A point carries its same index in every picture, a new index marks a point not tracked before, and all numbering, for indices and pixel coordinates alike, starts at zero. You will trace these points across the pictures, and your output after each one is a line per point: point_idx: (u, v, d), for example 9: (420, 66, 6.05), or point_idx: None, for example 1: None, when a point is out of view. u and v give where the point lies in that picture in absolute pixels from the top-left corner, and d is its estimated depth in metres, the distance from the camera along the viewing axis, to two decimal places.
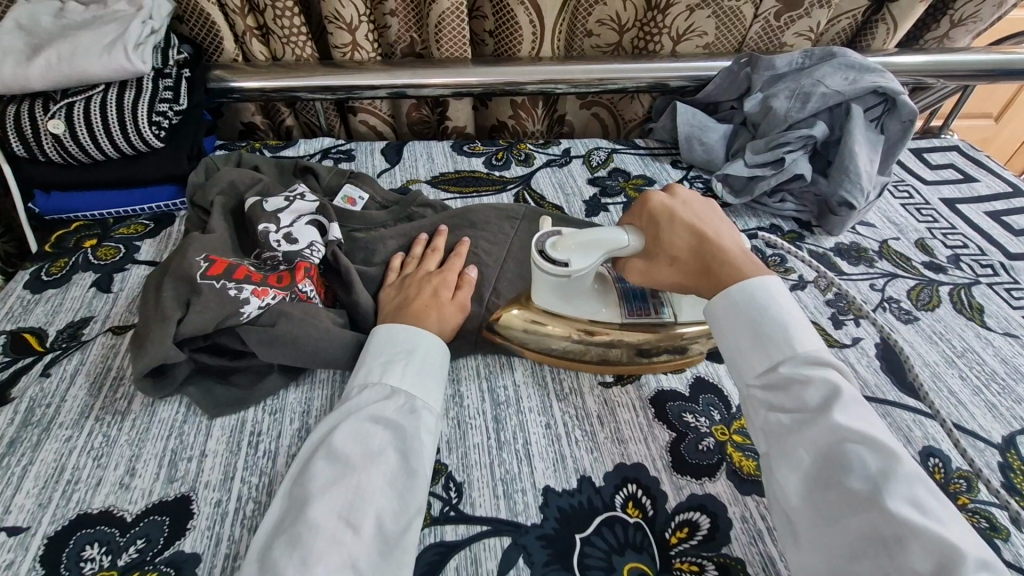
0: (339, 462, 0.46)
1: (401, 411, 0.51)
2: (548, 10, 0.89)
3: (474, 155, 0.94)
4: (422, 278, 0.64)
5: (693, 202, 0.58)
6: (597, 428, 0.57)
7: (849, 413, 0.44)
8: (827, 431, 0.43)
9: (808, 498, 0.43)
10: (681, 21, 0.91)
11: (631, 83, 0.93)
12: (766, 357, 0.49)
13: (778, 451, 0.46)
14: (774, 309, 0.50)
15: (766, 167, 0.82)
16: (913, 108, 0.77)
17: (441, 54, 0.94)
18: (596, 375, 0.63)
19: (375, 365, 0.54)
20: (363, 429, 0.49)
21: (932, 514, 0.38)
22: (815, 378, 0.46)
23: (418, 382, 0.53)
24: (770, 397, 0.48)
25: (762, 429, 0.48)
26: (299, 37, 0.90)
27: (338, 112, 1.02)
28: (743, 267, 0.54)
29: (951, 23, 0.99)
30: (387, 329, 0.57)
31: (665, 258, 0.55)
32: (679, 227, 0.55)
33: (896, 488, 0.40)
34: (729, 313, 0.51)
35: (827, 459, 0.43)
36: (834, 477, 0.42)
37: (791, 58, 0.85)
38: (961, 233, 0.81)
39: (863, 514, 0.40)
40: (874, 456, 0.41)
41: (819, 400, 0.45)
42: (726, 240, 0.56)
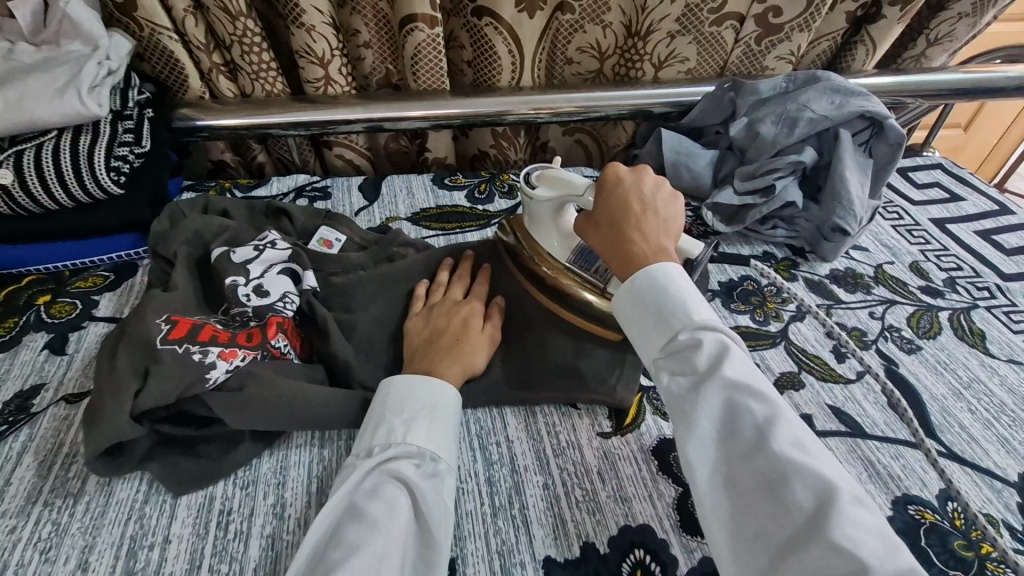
0: (359, 526, 0.42)
1: (425, 480, 0.47)
2: (527, 39, 0.87)
3: (455, 187, 0.91)
4: (450, 310, 0.62)
5: (645, 181, 0.54)
6: (598, 487, 0.53)
7: (738, 367, 0.40)
8: (721, 388, 0.39)
9: (707, 466, 0.38)
10: (662, 47, 0.90)
11: (614, 111, 0.91)
12: (665, 327, 0.44)
13: (676, 416, 0.41)
14: (674, 280, 0.46)
15: (755, 194, 0.80)
16: (901, 133, 0.76)
17: (418, 86, 0.91)
18: (595, 425, 0.59)
19: (397, 424, 0.50)
20: (386, 492, 0.45)
21: (813, 454, 0.36)
22: (707, 338, 0.42)
23: (443, 441, 0.50)
24: (668, 364, 0.43)
25: (661, 400, 0.43)
26: (269, 73, 0.87)
27: (313, 147, 0.98)
28: (652, 246, 0.49)
29: (928, 43, 0.99)
30: (406, 380, 0.53)
31: (592, 225, 0.54)
32: (610, 201, 0.53)
33: (782, 432, 0.37)
34: (630, 296, 0.47)
35: (723, 419, 0.39)
36: (728, 436, 0.38)
37: (774, 82, 0.84)
38: (955, 254, 0.80)
39: (755, 463, 0.36)
40: (761, 406, 0.38)
41: (710, 360, 0.41)
42: (654, 223, 0.51)
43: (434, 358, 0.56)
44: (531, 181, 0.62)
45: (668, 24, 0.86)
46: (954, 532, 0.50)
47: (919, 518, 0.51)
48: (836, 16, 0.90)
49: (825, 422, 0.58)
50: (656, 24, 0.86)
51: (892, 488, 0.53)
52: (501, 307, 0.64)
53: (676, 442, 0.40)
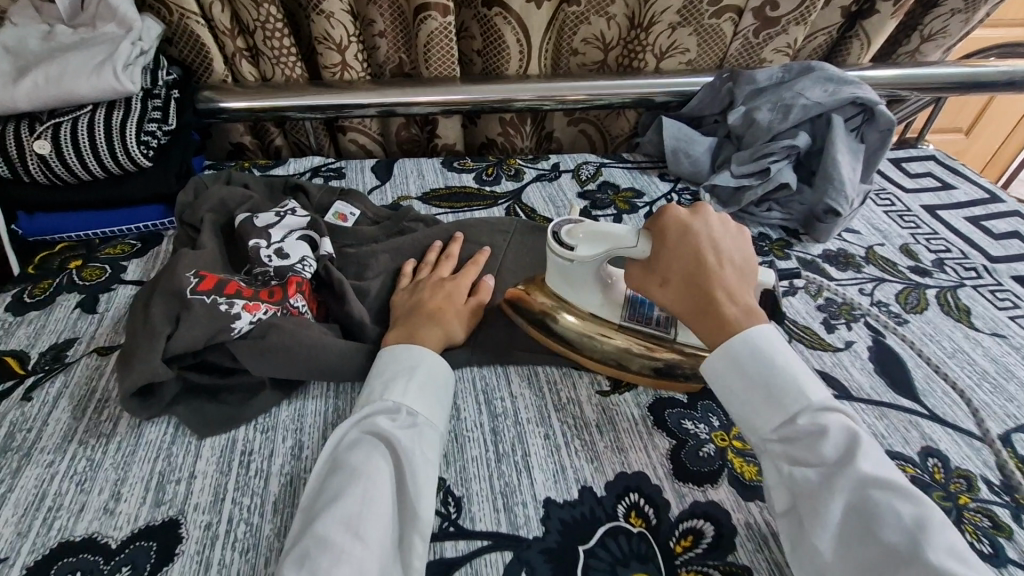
0: (341, 478, 0.46)
1: (402, 432, 0.50)
2: (535, 29, 0.91)
3: (464, 171, 0.95)
4: (436, 283, 0.65)
5: (708, 229, 0.55)
6: (596, 438, 0.56)
7: (870, 461, 0.44)
8: (854, 483, 0.42)
9: (843, 558, 0.41)
10: (664, 39, 0.93)
11: (617, 99, 0.95)
12: (782, 407, 0.47)
13: (805, 503, 0.44)
14: (782, 356, 0.49)
15: (751, 177, 0.83)
16: (890, 118, 0.78)
17: (430, 73, 0.95)
18: (594, 384, 0.62)
19: (377, 385, 0.54)
20: (363, 446, 0.48)
21: (968, 563, 0.38)
22: (834, 426, 0.45)
23: (422, 395, 0.53)
24: (789, 449, 0.46)
25: (780, 484, 0.47)
26: (289, 58, 0.91)
27: (328, 132, 1.03)
28: (740, 305, 0.52)
29: (921, 38, 1.03)
30: (390, 348, 0.57)
31: (659, 283, 0.55)
32: (680, 256, 0.54)
33: (933, 540, 0.39)
34: (728, 364, 0.50)
35: (854, 511, 0.42)
36: (865, 530, 0.41)
37: (771, 72, 0.88)
38: (944, 238, 0.83)
39: (902, 571, 0.38)
40: (902, 502, 0.41)
41: (837, 448, 0.45)
42: (729, 273, 0.54)
43: (415, 322, 0.60)
44: (562, 235, 0.59)
45: (671, 17, 0.90)
46: (933, 484, 0.53)
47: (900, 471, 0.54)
48: (832, 11, 0.94)
49: None
50: (658, 16, 0.90)
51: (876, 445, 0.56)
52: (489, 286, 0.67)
53: (807, 535, 0.44)
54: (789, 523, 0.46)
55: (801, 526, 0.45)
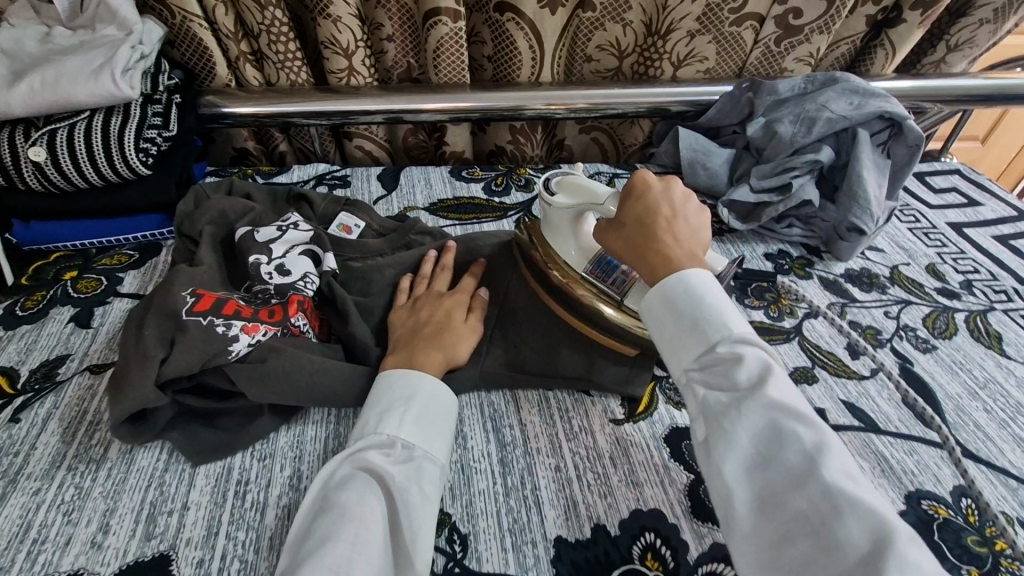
0: (330, 519, 0.43)
1: (399, 470, 0.47)
2: (547, 35, 0.88)
3: (472, 180, 0.92)
4: (433, 300, 0.61)
5: (673, 191, 0.53)
6: (610, 471, 0.54)
7: (780, 388, 0.40)
8: (764, 409, 0.39)
9: (745, 481, 0.37)
10: (682, 47, 0.90)
11: (631, 108, 0.92)
12: (703, 337, 0.43)
13: (712, 426, 0.40)
14: (719, 301, 0.45)
15: (772, 192, 0.80)
16: (920, 133, 0.75)
17: (439, 79, 0.92)
18: (608, 413, 0.59)
19: (371, 416, 0.51)
20: (355, 484, 0.45)
21: (862, 485, 0.35)
22: (752, 360, 0.41)
23: (419, 430, 0.50)
24: (705, 378, 0.42)
25: (696, 411, 0.42)
26: (294, 62, 0.88)
27: (333, 138, 1.00)
28: (684, 252, 0.49)
29: (948, 48, 0.99)
30: (384, 375, 0.53)
31: (614, 227, 0.53)
32: (637, 204, 0.52)
33: (832, 462, 0.36)
34: (659, 302, 0.47)
35: (761, 436, 0.38)
36: (769, 454, 0.38)
37: (793, 83, 0.84)
38: (972, 258, 0.80)
39: (800, 493, 0.35)
40: (805, 428, 0.37)
41: (750, 374, 0.40)
42: (681, 228, 0.51)
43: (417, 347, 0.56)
44: (550, 187, 0.62)
45: (689, 23, 0.87)
46: (968, 528, 0.50)
47: (933, 513, 0.51)
48: (857, 19, 0.90)
49: (837, 416, 0.59)
50: (676, 23, 0.86)
51: (906, 483, 0.53)
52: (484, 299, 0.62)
53: (710, 458, 0.40)
54: (700, 452, 0.41)
55: (706, 450, 0.41)
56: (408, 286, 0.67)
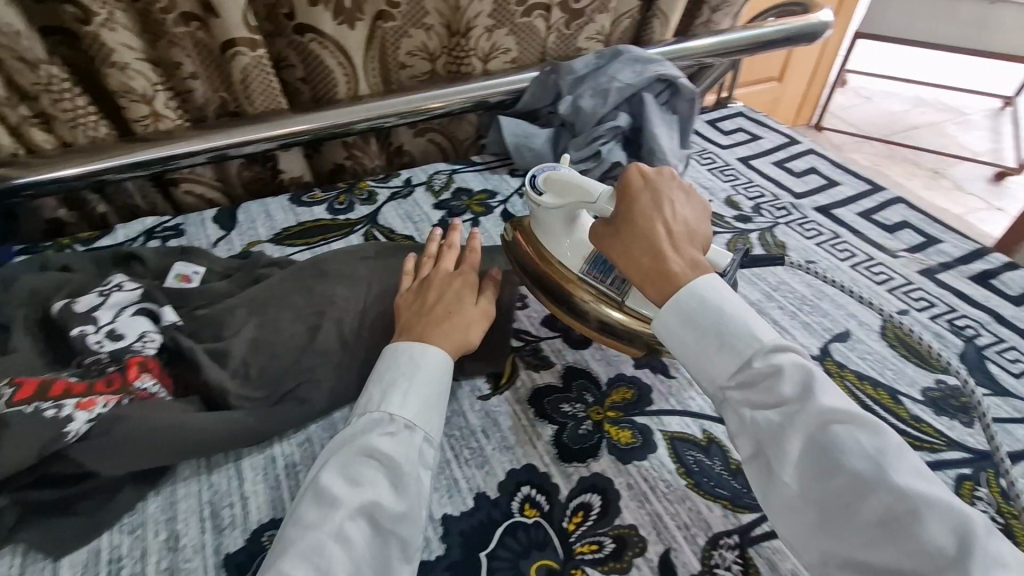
0: (299, 523, 0.44)
1: (400, 452, 0.48)
2: (354, 50, 0.90)
3: (314, 203, 0.92)
4: (443, 282, 0.63)
5: (671, 190, 0.57)
6: (483, 442, 0.58)
7: (830, 394, 0.44)
8: (815, 417, 0.43)
9: (809, 488, 0.42)
10: (484, 42, 0.96)
11: (455, 106, 0.97)
12: (735, 353, 0.47)
13: (768, 444, 0.44)
14: (729, 305, 0.49)
15: (588, 161, 0.89)
16: (692, 87, 0.88)
17: (256, 109, 0.91)
18: (475, 391, 0.63)
19: (376, 391, 0.52)
20: (361, 462, 0.47)
21: (931, 480, 0.40)
22: (791, 371, 0.45)
23: (422, 412, 0.51)
24: (745, 395, 0.46)
25: (743, 430, 0.46)
26: (89, 118, 0.83)
27: (157, 187, 0.95)
28: (687, 262, 0.53)
29: (711, 9, 1.14)
30: (406, 348, 0.55)
31: (616, 237, 0.56)
32: (636, 210, 0.55)
33: (896, 463, 0.40)
34: (676, 316, 0.50)
35: (816, 446, 0.43)
36: (828, 464, 0.42)
37: (586, 60, 0.94)
38: (758, 184, 0.94)
39: (872, 499, 0.40)
40: (863, 432, 0.42)
41: (793, 386, 0.44)
42: (672, 233, 0.54)
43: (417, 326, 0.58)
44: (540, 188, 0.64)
45: (484, 20, 0.93)
46: None
47: None
48: None
49: None
50: (472, 22, 0.92)
51: None
52: (494, 281, 0.65)
53: (774, 475, 0.44)
54: (754, 469, 0.46)
55: (765, 467, 0.45)
56: (414, 267, 0.68)
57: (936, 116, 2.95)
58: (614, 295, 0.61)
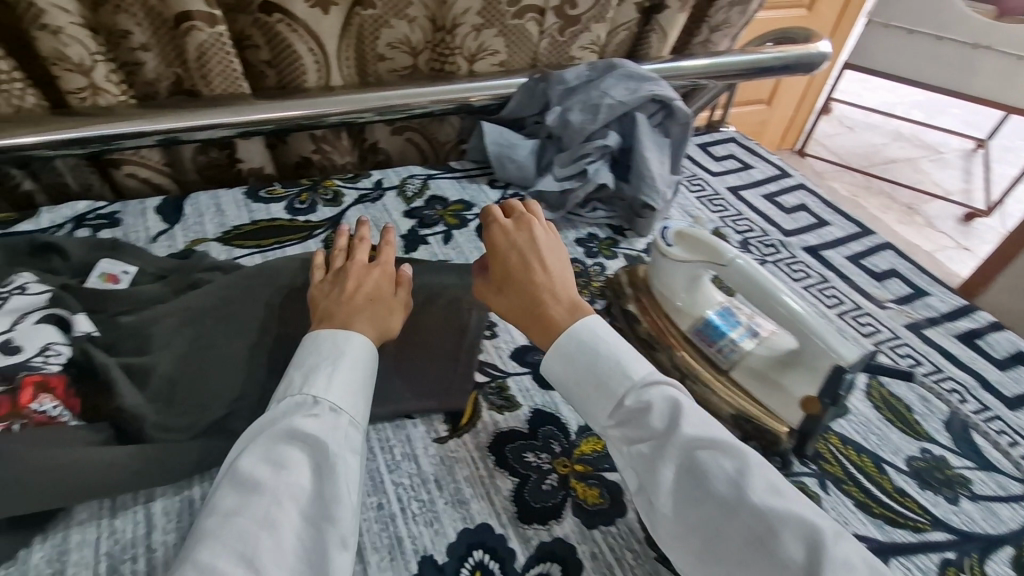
0: (240, 493, 0.43)
1: (325, 429, 0.47)
2: (327, 36, 0.82)
3: (272, 199, 0.84)
4: (360, 271, 0.63)
5: (523, 240, 0.62)
6: (435, 495, 0.52)
7: (693, 422, 0.46)
8: (681, 443, 0.45)
9: (682, 518, 0.44)
10: (471, 41, 0.89)
11: (431, 104, 0.89)
12: (612, 396, 0.50)
13: (647, 475, 0.46)
14: (604, 344, 0.53)
15: (572, 179, 0.83)
16: (686, 111, 0.83)
17: (212, 92, 0.82)
18: (430, 433, 0.57)
19: (296, 376, 0.51)
20: (282, 446, 0.46)
21: (789, 496, 0.42)
22: (659, 403, 0.48)
23: (347, 395, 0.50)
24: (625, 433, 0.49)
25: (628, 463, 0.48)
26: (14, 86, 0.73)
27: (95, 168, 0.85)
28: (563, 306, 0.57)
29: (710, 29, 1.09)
30: (314, 337, 0.54)
31: (495, 290, 0.60)
32: (496, 265, 0.61)
33: (758, 483, 0.43)
34: (561, 361, 0.54)
35: (687, 474, 0.45)
36: (698, 492, 0.44)
37: (578, 71, 0.88)
38: (748, 218, 0.90)
39: (740, 519, 0.42)
40: (727, 458, 0.44)
41: (662, 420, 0.47)
42: (544, 278, 0.59)
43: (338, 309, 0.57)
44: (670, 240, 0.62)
45: (472, 18, 0.86)
46: None
47: None
48: (627, 7, 0.96)
49: None
50: (459, 19, 0.86)
51: None
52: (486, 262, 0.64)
53: (655, 508, 0.45)
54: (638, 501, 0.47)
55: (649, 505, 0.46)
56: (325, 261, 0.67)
57: (913, 151, 2.99)
58: (720, 362, 0.59)
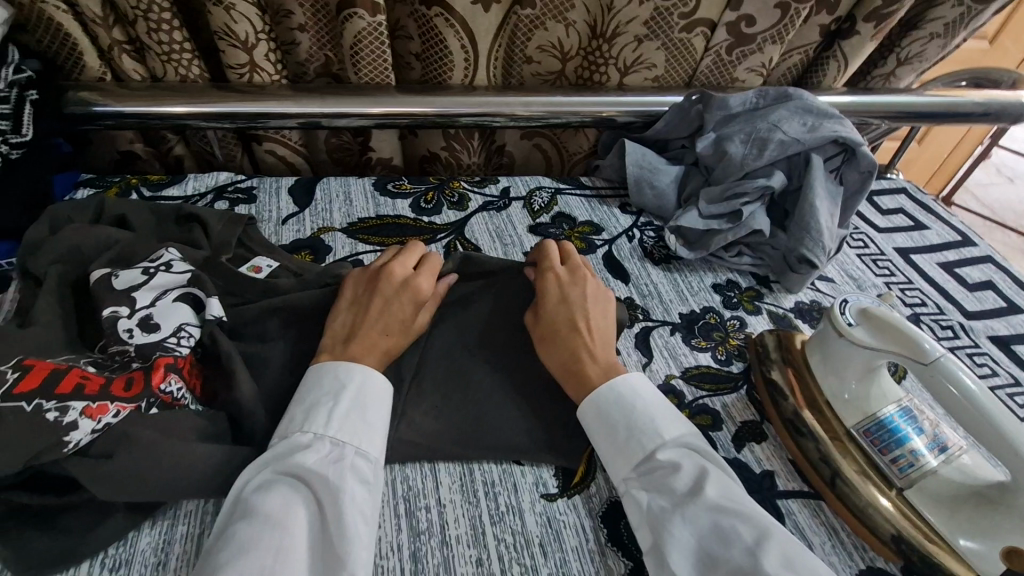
0: (251, 525, 0.41)
1: (326, 462, 0.45)
2: (481, 34, 0.78)
3: (399, 195, 0.83)
4: (377, 284, 0.57)
5: (576, 288, 0.60)
6: (539, 561, 0.47)
7: (716, 488, 0.46)
8: (705, 506, 0.44)
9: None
10: (628, 52, 0.83)
11: (576, 118, 0.84)
12: (639, 450, 0.49)
13: (660, 532, 0.45)
14: (642, 408, 0.51)
15: (722, 219, 0.75)
16: (872, 160, 0.71)
17: (359, 79, 0.81)
18: (539, 486, 0.52)
19: (297, 411, 0.49)
20: (282, 490, 0.44)
21: (805, 570, 0.41)
22: (686, 463, 0.48)
23: (351, 427, 0.48)
24: (644, 484, 0.48)
25: (641, 520, 0.47)
26: (183, 55, 0.75)
27: (239, 141, 0.87)
28: (600, 365, 0.55)
29: (898, 61, 0.95)
30: (320, 369, 0.51)
31: (541, 330, 0.58)
32: (554, 306, 0.58)
33: (772, 553, 0.41)
34: (596, 413, 0.52)
35: (708, 537, 0.43)
36: (714, 554, 0.42)
37: (745, 97, 0.78)
38: (919, 289, 0.77)
39: None
40: (748, 527, 0.43)
41: (688, 482, 0.46)
42: (591, 334, 0.57)
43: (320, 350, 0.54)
44: (852, 317, 0.53)
45: (636, 28, 0.80)
46: None
47: None
48: (810, 29, 0.85)
49: (788, 481, 0.54)
50: (622, 27, 0.79)
51: (857, 561, 0.49)
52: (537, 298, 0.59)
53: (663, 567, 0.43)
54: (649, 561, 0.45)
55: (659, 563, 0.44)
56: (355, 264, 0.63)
57: None
58: (892, 476, 0.50)
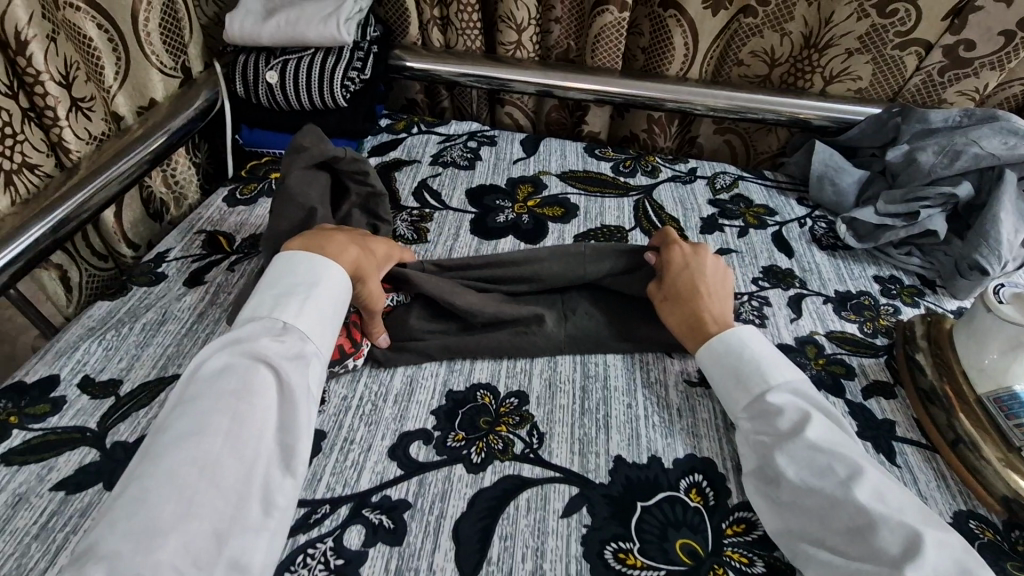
0: (210, 404, 0.49)
1: (288, 355, 0.54)
2: (704, 35, 0.93)
3: (604, 159, 1.01)
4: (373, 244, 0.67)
5: (700, 259, 0.68)
6: (675, 419, 0.62)
7: (817, 430, 0.53)
8: (804, 442, 0.52)
9: (789, 496, 0.51)
10: (837, 63, 0.92)
11: (772, 115, 0.95)
12: (749, 391, 0.59)
13: (766, 459, 0.54)
14: (749, 361, 0.60)
15: (898, 218, 0.81)
16: None
17: (594, 62, 1.01)
18: (683, 374, 0.67)
19: (270, 300, 0.57)
20: (241, 371, 0.52)
21: (891, 503, 0.48)
22: (789, 409, 0.56)
23: (314, 322, 0.57)
24: (754, 424, 0.57)
25: (751, 449, 0.56)
26: (472, 31, 1.02)
27: (489, 102, 1.13)
28: (719, 323, 0.64)
29: None
30: (307, 257, 0.60)
31: (665, 295, 0.67)
32: (680, 275, 0.67)
33: (863, 486, 0.48)
34: (715, 365, 0.62)
35: (804, 466, 0.52)
36: (809, 481, 0.51)
37: (948, 114, 0.83)
38: None
39: (843, 510, 0.48)
40: (841, 462, 0.50)
41: (790, 422, 0.55)
42: (712, 298, 0.66)
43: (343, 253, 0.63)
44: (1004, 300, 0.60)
45: (849, 41, 0.89)
46: (1011, 553, 0.52)
47: (978, 533, 0.53)
48: None
49: (907, 431, 0.62)
50: (836, 40, 0.90)
51: (958, 502, 0.56)
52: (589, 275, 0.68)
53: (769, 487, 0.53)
54: (753, 481, 0.55)
55: (764, 484, 0.54)
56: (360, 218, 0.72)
57: None
58: (1012, 437, 0.57)
